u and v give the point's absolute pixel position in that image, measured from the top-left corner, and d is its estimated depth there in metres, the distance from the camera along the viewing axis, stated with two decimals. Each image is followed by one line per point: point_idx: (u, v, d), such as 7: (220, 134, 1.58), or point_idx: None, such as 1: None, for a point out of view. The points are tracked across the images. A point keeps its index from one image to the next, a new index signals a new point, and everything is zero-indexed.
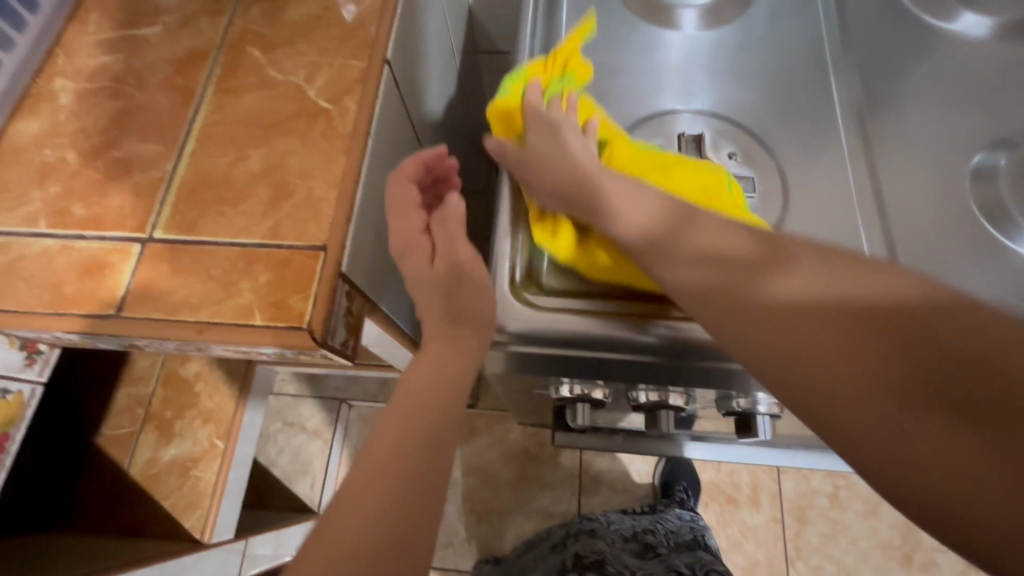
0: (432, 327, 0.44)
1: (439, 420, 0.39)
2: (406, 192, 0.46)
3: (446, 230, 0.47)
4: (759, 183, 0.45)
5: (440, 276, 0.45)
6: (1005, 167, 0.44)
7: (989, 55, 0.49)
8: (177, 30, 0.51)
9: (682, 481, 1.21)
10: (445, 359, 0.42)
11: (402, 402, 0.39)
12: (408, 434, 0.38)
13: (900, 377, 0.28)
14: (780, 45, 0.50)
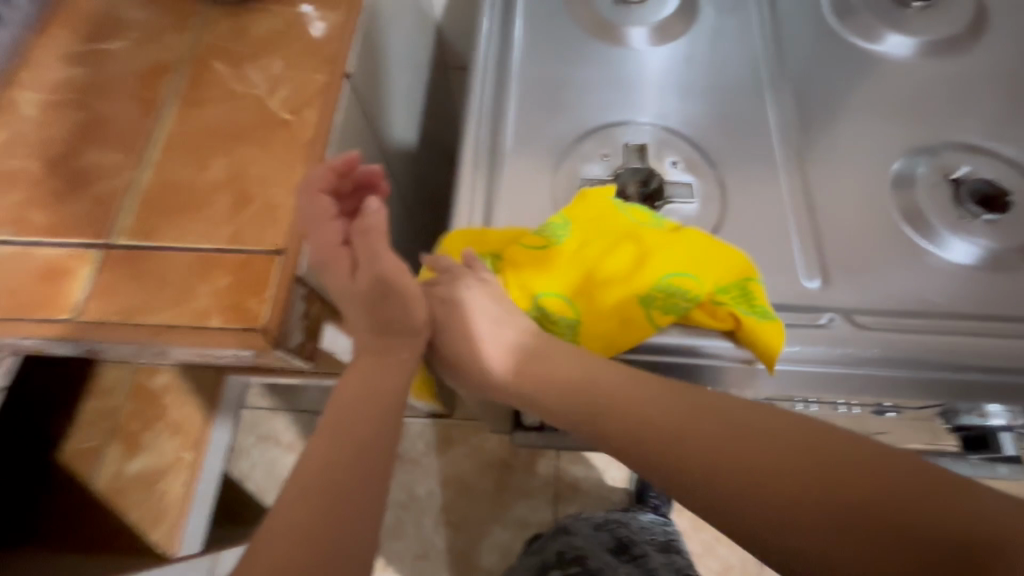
0: (362, 340, 0.47)
1: (370, 421, 0.43)
2: (320, 204, 0.43)
3: (365, 241, 0.46)
4: (698, 189, 0.47)
5: (364, 290, 0.46)
6: (924, 173, 0.47)
7: (911, 70, 0.53)
8: (142, 45, 0.52)
9: (656, 487, 1.22)
10: (374, 371, 0.45)
11: (335, 412, 0.44)
12: (340, 436, 0.42)
13: (802, 464, 0.36)
14: (720, 61, 0.53)
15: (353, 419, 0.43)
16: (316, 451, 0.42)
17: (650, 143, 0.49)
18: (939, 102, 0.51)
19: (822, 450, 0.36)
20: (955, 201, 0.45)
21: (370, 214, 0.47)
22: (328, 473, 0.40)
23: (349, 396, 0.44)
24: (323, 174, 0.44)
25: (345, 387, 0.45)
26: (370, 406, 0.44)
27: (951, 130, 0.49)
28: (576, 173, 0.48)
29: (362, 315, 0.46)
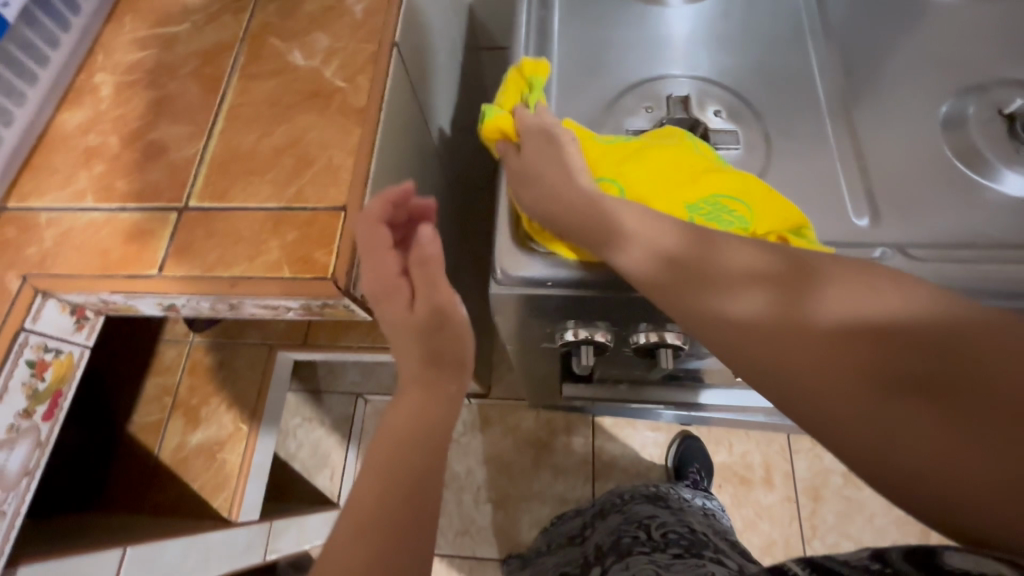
0: (409, 369, 0.47)
1: (422, 454, 0.42)
2: (378, 234, 0.44)
3: (422, 271, 0.48)
4: (742, 136, 0.48)
5: (421, 321, 0.47)
6: (976, 110, 0.46)
7: (958, 13, 0.52)
8: (203, 26, 0.56)
9: (694, 463, 1.21)
10: (424, 405, 0.45)
11: (385, 444, 0.43)
12: (392, 471, 0.41)
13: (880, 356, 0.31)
14: (760, 14, 0.54)
15: (409, 453, 0.42)
16: (369, 482, 0.40)
17: (692, 95, 0.50)
18: (990, 42, 0.50)
19: (919, 344, 0.30)
20: (1011, 136, 0.44)
21: (425, 245, 0.48)
22: (387, 509, 0.39)
23: (398, 428, 0.43)
24: (378, 208, 0.44)
25: (390, 420, 0.44)
26: (421, 438, 0.43)
27: (1004, 68, 0.48)
28: (619, 127, 0.49)
29: (415, 345, 0.47)
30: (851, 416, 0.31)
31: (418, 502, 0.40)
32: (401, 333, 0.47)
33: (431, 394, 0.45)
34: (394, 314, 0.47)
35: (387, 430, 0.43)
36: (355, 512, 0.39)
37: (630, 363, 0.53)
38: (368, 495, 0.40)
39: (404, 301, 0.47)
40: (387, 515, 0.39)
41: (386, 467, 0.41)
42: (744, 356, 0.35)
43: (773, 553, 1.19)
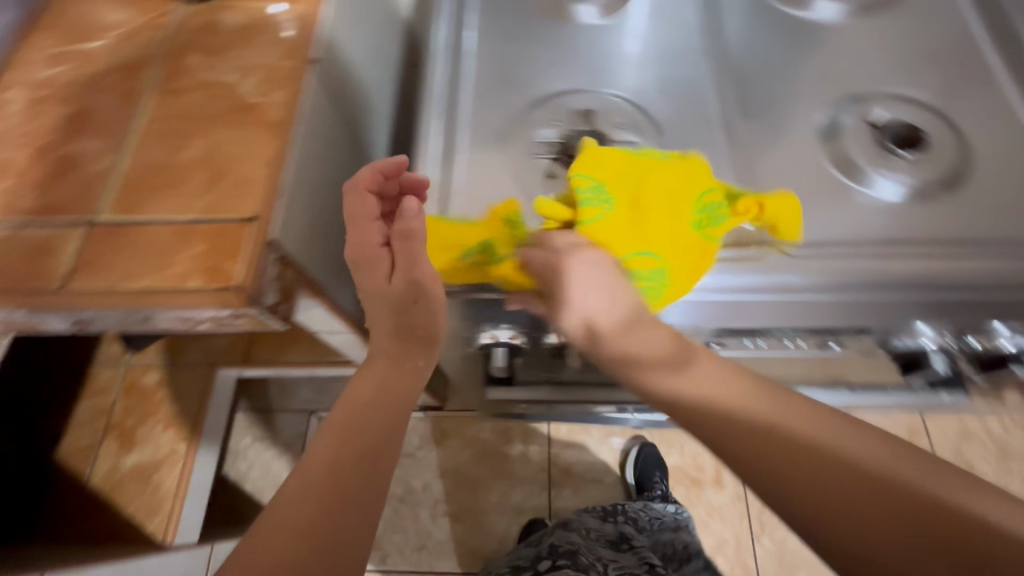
0: (380, 343, 0.46)
1: (380, 424, 0.42)
2: (364, 203, 0.46)
3: (403, 245, 0.45)
4: (641, 147, 0.51)
5: (398, 293, 0.45)
6: (851, 121, 0.50)
7: (838, 31, 0.57)
8: (122, 44, 0.56)
9: (656, 473, 1.22)
10: (388, 377, 0.44)
11: (344, 413, 0.42)
12: (350, 439, 0.40)
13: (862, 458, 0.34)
14: (660, 34, 0.58)
15: (369, 423, 0.42)
16: (321, 451, 0.40)
17: (598, 109, 0.52)
18: (868, 58, 0.54)
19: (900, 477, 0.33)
20: (880, 145, 0.48)
21: (410, 218, 0.45)
22: (338, 478, 0.38)
23: (359, 398, 0.43)
24: (369, 176, 0.46)
25: (352, 390, 0.44)
26: (382, 409, 0.43)
27: (877, 82, 0.53)
28: (529, 139, 0.52)
29: (388, 319, 0.46)
30: (804, 484, 0.34)
31: (373, 470, 0.40)
32: (377, 309, 0.46)
33: (396, 367, 0.45)
34: (372, 286, 0.46)
35: (350, 399, 0.43)
36: (302, 481, 0.38)
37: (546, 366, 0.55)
38: (317, 464, 0.39)
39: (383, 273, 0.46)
40: (337, 485, 0.38)
41: (342, 436, 0.40)
42: (708, 422, 0.39)
43: (725, 552, 1.21)
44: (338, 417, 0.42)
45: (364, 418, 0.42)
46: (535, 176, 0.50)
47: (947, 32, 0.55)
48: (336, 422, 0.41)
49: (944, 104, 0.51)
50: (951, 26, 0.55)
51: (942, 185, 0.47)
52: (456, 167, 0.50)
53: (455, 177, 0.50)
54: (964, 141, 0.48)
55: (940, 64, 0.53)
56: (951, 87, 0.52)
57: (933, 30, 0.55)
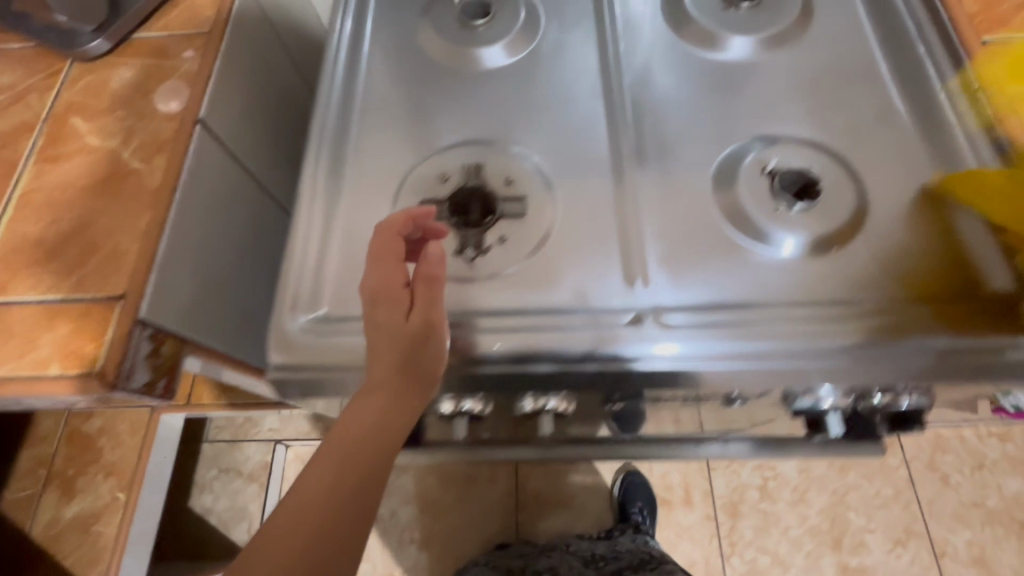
0: (379, 371, 0.40)
1: (369, 461, 0.39)
2: (394, 245, 0.43)
3: (426, 287, 0.42)
4: (530, 203, 0.49)
5: (410, 331, 0.41)
6: (747, 171, 0.48)
7: (746, 68, 0.54)
8: (8, 107, 0.55)
9: (637, 502, 1.22)
10: (389, 406, 0.40)
11: (343, 437, 0.39)
12: (347, 462, 0.38)
13: None
14: (562, 77, 0.56)
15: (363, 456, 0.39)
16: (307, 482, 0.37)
17: (488, 163, 0.51)
18: (770, 99, 0.52)
19: None
20: (775, 195, 0.46)
21: (433, 262, 0.43)
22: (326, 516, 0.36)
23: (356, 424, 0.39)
24: (399, 220, 0.44)
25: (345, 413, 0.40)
26: (375, 439, 0.39)
27: (775, 125, 0.51)
28: (415, 196, 0.49)
29: (391, 357, 0.40)
30: None
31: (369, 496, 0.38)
32: (386, 340, 0.40)
33: (399, 399, 0.40)
34: (386, 318, 0.41)
35: (345, 424, 0.39)
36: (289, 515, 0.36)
37: (445, 430, 0.52)
38: (316, 483, 0.37)
39: (402, 308, 0.41)
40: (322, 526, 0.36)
41: (330, 468, 0.38)
42: None
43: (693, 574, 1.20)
44: (338, 435, 0.39)
45: (360, 442, 0.39)
46: None
47: (852, 66, 0.53)
48: (327, 449, 0.39)
49: (844, 147, 0.48)
50: (856, 59, 0.53)
51: (840, 236, 0.45)
52: (336, 230, 0.48)
53: (334, 241, 0.48)
54: (861, 188, 0.46)
55: (843, 102, 0.51)
56: (852, 128, 0.49)
57: (838, 64, 0.53)
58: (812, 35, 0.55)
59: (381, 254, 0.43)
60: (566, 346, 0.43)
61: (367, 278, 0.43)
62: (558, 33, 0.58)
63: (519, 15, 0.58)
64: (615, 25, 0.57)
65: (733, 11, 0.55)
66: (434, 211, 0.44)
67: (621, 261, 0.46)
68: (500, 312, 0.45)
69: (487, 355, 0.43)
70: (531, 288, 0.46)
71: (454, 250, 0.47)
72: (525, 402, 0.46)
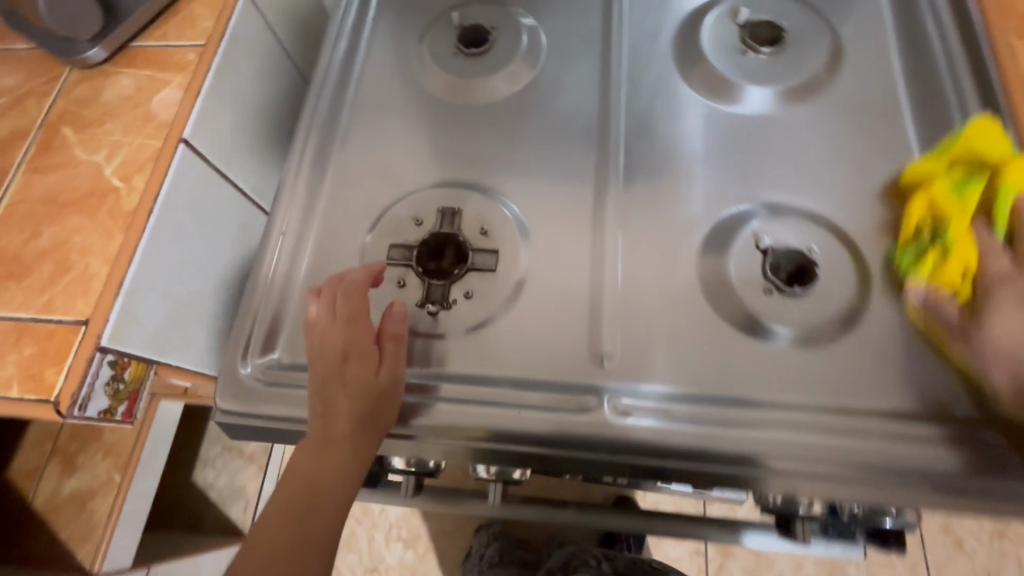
0: (335, 425, 0.39)
1: (326, 517, 0.38)
2: (356, 302, 0.41)
3: (393, 344, 0.41)
4: (503, 257, 0.46)
5: (375, 387, 0.39)
6: (735, 244, 0.44)
7: (758, 121, 0.50)
8: (7, 111, 0.55)
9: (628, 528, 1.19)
10: (347, 458, 0.39)
11: (299, 488, 0.38)
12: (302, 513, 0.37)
13: None
14: (556, 116, 0.52)
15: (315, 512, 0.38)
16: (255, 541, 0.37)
17: (464, 209, 0.48)
18: (776, 162, 0.48)
19: None
20: (763, 278, 0.42)
21: (397, 320, 0.42)
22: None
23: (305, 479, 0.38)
24: (361, 277, 0.43)
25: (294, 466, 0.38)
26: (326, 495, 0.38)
27: (778, 193, 0.46)
28: (385, 240, 0.48)
29: (353, 411, 0.39)
30: None
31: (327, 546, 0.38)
32: (355, 396, 0.39)
33: (357, 454, 0.39)
34: (351, 374, 0.39)
35: (294, 478, 0.38)
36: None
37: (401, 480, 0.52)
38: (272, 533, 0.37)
39: (373, 364, 0.40)
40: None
41: (280, 527, 0.37)
42: None
43: None
44: (295, 485, 0.38)
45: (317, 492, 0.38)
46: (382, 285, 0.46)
47: (877, 132, 0.48)
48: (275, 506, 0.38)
49: (850, 227, 0.44)
50: (882, 125, 0.48)
51: (831, 330, 0.41)
52: (302, 269, 0.48)
53: (298, 281, 0.47)
54: (863, 277, 0.42)
55: (859, 174, 0.46)
56: (863, 204, 0.45)
57: (861, 128, 0.48)
58: (837, 90, 0.49)
59: (350, 314, 0.41)
60: (522, 426, 0.40)
61: (330, 334, 0.41)
62: (560, 67, 0.54)
63: (521, 44, 0.55)
64: (620, 66, 0.53)
65: (751, 57, 0.51)
66: (381, 268, 0.43)
67: (591, 332, 0.43)
68: (453, 376, 0.42)
69: (431, 423, 0.41)
70: (490, 351, 0.43)
71: (417, 301, 0.45)
72: (480, 468, 0.45)
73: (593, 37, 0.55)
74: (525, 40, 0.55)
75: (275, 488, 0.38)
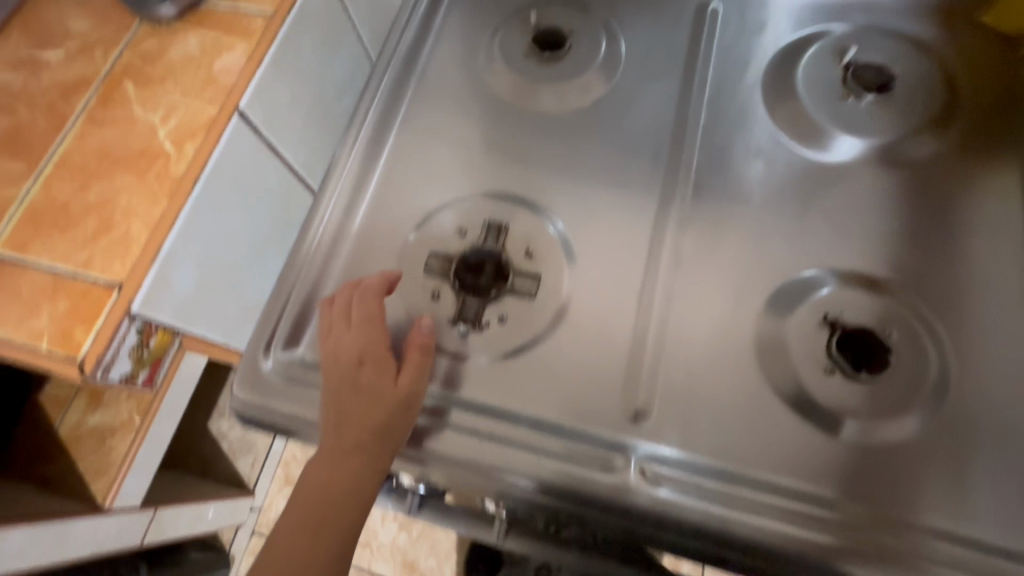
0: (348, 436, 0.38)
1: (335, 537, 0.37)
2: (371, 305, 0.41)
3: (416, 352, 0.40)
4: (545, 283, 0.43)
5: (393, 397, 0.38)
6: (801, 311, 0.40)
7: (847, 176, 0.45)
8: (75, 56, 0.55)
9: None
10: (359, 473, 0.37)
11: (309, 503, 0.38)
12: (312, 533, 0.37)
13: None
14: (624, 136, 0.48)
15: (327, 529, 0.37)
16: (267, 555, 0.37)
17: (512, 225, 0.45)
18: (860, 225, 0.43)
19: None
20: (826, 355, 0.39)
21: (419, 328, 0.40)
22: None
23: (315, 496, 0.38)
24: (376, 284, 0.42)
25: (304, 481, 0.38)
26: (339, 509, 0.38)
27: (859, 260, 0.42)
28: (424, 246, 0.45)
29: (370, 421, 0.38)
30: None
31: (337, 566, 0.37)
32: (369, 406, 0.38)
33: (372, 466, 0.38)
34: (365, 384, 0.39)
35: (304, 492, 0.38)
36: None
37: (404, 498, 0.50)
38: (282, 554, 0.36)
39: (390, 373, 0.39)
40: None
41: (291, 543, 0.37)
42: None
43: None
44: (304, 500, 0.38)
45: (328, 508, 0.37)
46: (416, 294, 0.44)
47: (979, 212, 0.43)
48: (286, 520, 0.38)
49: (935, 313, 0.39)
50: (987, 205, 0.43)
51: (895, 428, 0.37)
52: (338, 263, 0.46)
53: (332, 275, 0.45)
54: (940, 373, 0.38)
55: (953, 254, 0.41)
56: (954, 288, 0.40)
57: (965, 201, 0.43)
58: (943, 154, 0.44)
59: (366, 318, 0.40)
60: (542, 471, 0.37)
61: (343, 340, 0.40)
62: (635, 84, 0.50)
63: (598, 53, 0.51)
64: (702, 92, 0.49)
65: (851, 103, 0.46)
66: (395, 277, 0.42)
67: (629, 381, 0.40)
68: (475, 404, 0.40)
69: (440, 451, 0.39)
70: (517, 384, 0.40)
71: (449, 318, 0.43)
72: (489, 502, 0.46)
73: (676, 55, 0.51)
74: (602, 49, 0.51)
75: (288, 503, 0.38)
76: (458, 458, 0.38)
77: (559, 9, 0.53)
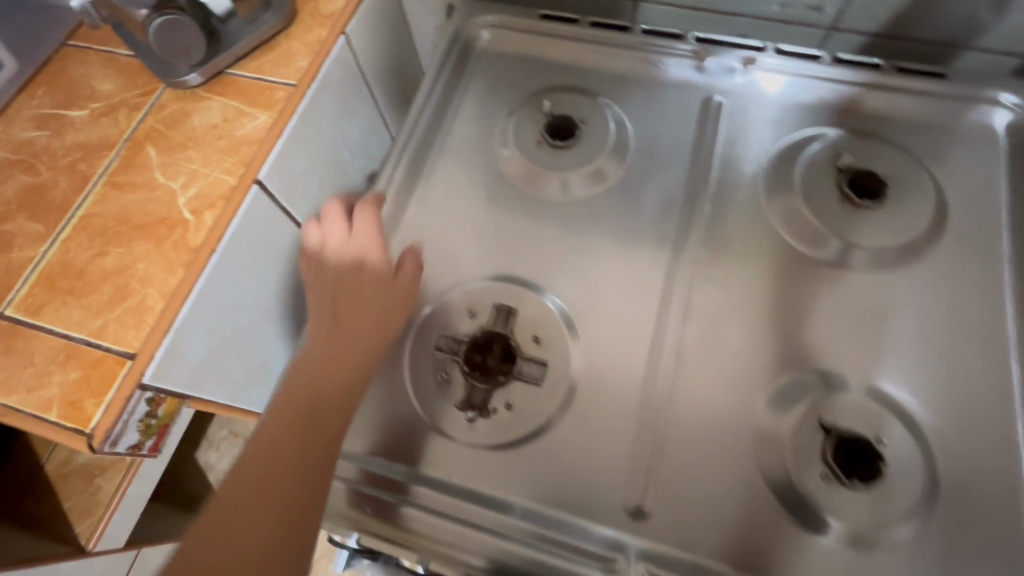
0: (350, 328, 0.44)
1: (325, 437, 0.40)
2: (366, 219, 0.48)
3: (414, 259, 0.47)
4: (552, 370, 0.45)
5: (392, 295, 0.46)
6: (797, 412, 0.42)
7: (840, 279, 0.47)
8: (99, 117, 0.57)
9: None
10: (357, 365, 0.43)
11: (299, 402, 0.41)
12: (299, 432, 0.40)
13: None
14: (630, 223, 0.51)
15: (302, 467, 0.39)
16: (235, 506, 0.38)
17: (520, 309, 0.47)
18: (854, 326, 0.45)
19: None
20: (822, 459, 0.40)
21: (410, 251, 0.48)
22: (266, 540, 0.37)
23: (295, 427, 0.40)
24: (371, 204, 0.49)
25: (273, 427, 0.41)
26: (311, 456, 0.39)
27: (854, 363, 0.44)
28: (436, 327, 0.47)
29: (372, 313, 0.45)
30: None
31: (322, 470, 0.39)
32: (370, 305, 0.45)
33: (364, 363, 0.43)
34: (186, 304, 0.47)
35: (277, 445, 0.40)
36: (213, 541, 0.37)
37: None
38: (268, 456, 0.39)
39: (387, 274, 0.46)
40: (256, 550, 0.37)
41: (275, 443, 0.40)
42: None
43: None
44: (294, 400, 0.41)
45: (319, 401, 0.41)
46: (426, 376, 0.45)
47: (968, 317, 0.45)
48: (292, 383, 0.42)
49: (926, 421, 0.41)
50: (974, 311, 0.45)
51: (885, 537, 0.38)
52: None
53: None
54: (932, 481, 0.39)
55: (942, 361, 0.43)
56: (943, 395, 0.42)
57: (952, 306, 0.45)
58: (933, 261, 0.47)
59: (362, 231, 0.48)
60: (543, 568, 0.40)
61: (342, 248, 0.47)
62: (642, 174, 0.53)
63: (608, 143, 0.53)
64: (705, 186, 0.51)
65: (846, 207, 0.48)
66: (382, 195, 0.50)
67: (631, 478, 0.42)
68: (481, 494, 0.42)
69: (408, 524, 0.42)
70: (522, 474, 0.42)
71: (458, 403, 0.44)
72: None
73: (682, 148, 0.53)
74: (612, 139, 0.53)
75: (276, 400, 0.42)
76: (422, 534, 0.41)
77: (572, 98, 0.55)
